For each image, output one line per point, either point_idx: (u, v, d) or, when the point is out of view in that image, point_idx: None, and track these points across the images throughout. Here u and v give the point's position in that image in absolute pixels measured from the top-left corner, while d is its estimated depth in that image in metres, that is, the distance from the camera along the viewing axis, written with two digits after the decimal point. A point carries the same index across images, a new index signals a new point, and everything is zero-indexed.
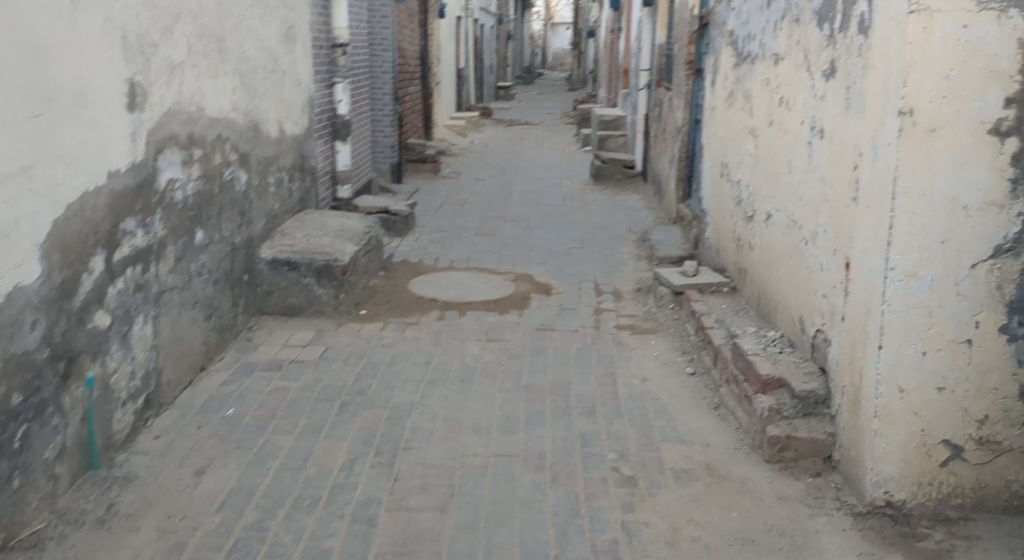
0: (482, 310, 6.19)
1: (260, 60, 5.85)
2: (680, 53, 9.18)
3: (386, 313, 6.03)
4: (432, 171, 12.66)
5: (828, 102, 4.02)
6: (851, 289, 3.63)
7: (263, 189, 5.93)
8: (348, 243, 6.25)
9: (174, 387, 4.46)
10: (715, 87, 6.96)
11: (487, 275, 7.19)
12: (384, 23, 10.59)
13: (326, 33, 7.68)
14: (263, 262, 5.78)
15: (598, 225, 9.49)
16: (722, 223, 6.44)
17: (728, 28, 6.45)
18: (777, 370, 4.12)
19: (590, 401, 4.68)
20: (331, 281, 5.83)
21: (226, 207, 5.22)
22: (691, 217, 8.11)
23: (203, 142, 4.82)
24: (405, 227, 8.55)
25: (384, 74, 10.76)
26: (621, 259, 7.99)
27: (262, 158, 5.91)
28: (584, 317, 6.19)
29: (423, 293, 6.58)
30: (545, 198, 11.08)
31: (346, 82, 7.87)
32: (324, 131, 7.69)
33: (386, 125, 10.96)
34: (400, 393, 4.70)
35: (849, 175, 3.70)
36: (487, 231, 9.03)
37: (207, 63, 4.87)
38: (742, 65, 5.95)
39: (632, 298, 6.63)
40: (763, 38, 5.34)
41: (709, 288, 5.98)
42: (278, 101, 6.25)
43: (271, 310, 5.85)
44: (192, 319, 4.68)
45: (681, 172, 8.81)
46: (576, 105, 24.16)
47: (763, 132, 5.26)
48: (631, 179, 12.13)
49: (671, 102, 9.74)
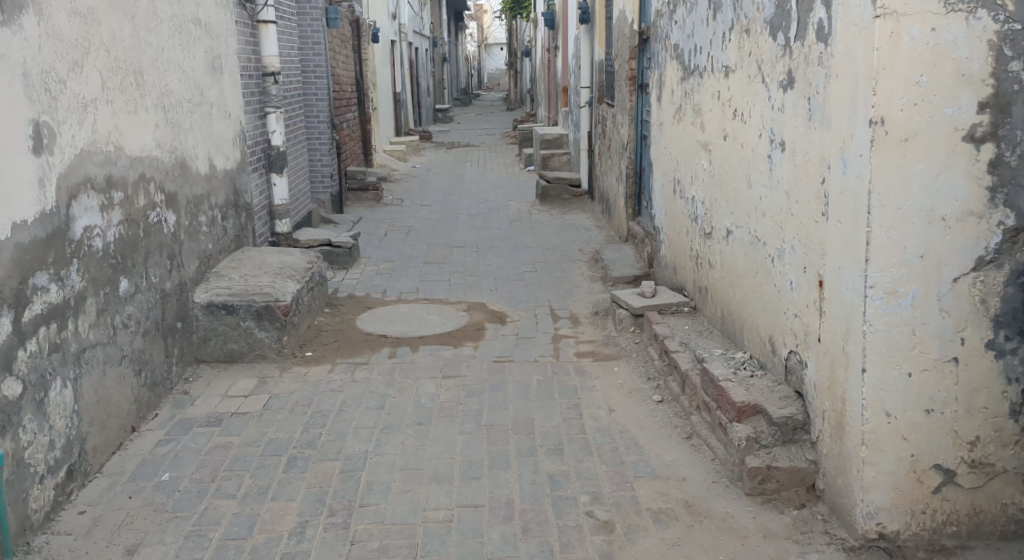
0: (435, 344, 5.90)
1: (185, 93, 5.50)
2: (621, 68, 9.04)
3: (334, 354, 5.69)
4: (374, 199, 12.33)
5: (789, 113, 3.83)
6: (827, 309, 3.44)
7: (195, 230, 5.57)
8: (289, 281, 5.90)
9: (101, 453, 4.08)
10: (661, 102, 6.80)
11: (438, 306, 6.89)
12: (317, 49, 10.26)
13: (255, 62, 7.34)
14: (198, 307, 5.40)
15: (548, 246, 9.27)
16: (677, 241, 6.26)
17: (672, 41, 6.29)
18: (752, 396, 3.89)
19: (555, 439, 4.41)
20: (272, 323, 5.48)
21: (154, 251, 4.86)
22: (643, 235, 7.94)
23: (125, 184, 4.47)
24: (349, 259, 8.21)
25: (319, 102, 10.42)
26: (574, 281, 7.77)
27: (191, 197, 5.54)
28: (542, 345, 5.93)
29: (372, 329, 6.27)
30: (491, 222, 10.83)
31: (280, 112, 7.53)
32: (258, 164, 7.34)
33: (323, 154, 10.62)
34: (352, 442, 4.38)
35: (817, 189, 3.51)
36: (435, 259, 8.74)
37: (124, 98, 4.52)
38: (689, 78, 5.79)
39: (589, 322, 6.40)
40: (711, 50, 5.18)
41: (669, 309, 5.79)
42: (206, 135, 5.90)
43: (209, 358, 5.47)
44: (119, 377, 4.30)
45: (630, 190, 8.67)
46: (516, 125, 24.08)
47: (717, 146, 5.09)
48: (578, 198, 11.96)
49: (615, 118, 9.59)
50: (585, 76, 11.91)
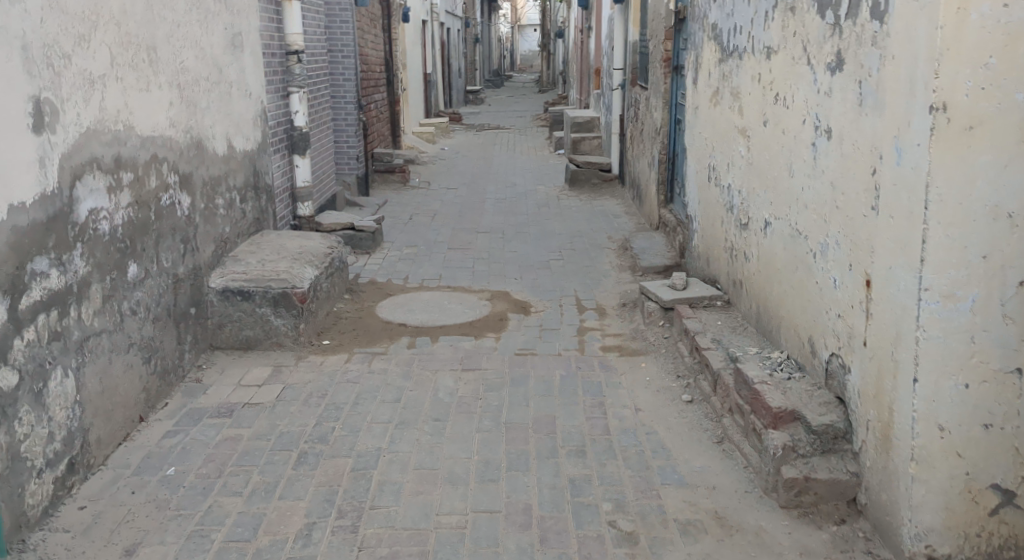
0: (456, 335, 5.70)
1: (202, 71, 5.31)
2: (655, 50, 8.74)
3: (351, 343, 5.51)
4: (401, 182, 12.13)
5: (838, 98, 3.55)
6: (875, 311, 3.18)
7: (211, 213, 5.39)
8: (307, 267, 5.72)
9: (106, 445, 3.93)
10: (697, 85, 6.51)
11: (461, 294, 6.69)
12: (345, 28, 10.05)
13: (278, 40, 7.14)
14: (213, 292, 5.22)
15: (576, 233, 9.03)
16: (711, 231, 6.00)
17: (710, 21, 5.99)
18: (789, 401, 3.65)
19: (578, 440, 4.19)
20: (289, 311, 5.29)
21: (166, 235, 4.67)
22: (675, 223, 7.67)
23: (136, 165, 4.29)
24: (372, 245, 8.04)
25: (346, 82, 10.22)
26: (602, 270, 7.53)
27: (208, 179, 5.36)
28: (567, 338, 5.70)
29: (391, 318, 6.07)
30: (518, 207, 10.59)
31: (303, 92, 7.34)
32: (280, 145, 7.16)
33: (349, 135, 10.44)
34: (366, 438, 4.19)
35: (866, 180, 3.25)
36: (460, 244, 8.54)
37: (135, 75, 4.33)
38: (728, 61, 5.50)
39: (617, 314, 6.17)
40: (752, 30, 4.89)
41: (701, 303, 5.54)
42: (225, 115, 5.72)
43: (223, 345, 5.30)
44: (127, 366, 4.14)
45: (662, 176, 8.39)
46: (547, 107, 23.78)
47: (757, 133, 4.81)
48: (609, 183, 11.68)
49: (648, 102, 9.29)
50: (618, 58, 11.58)
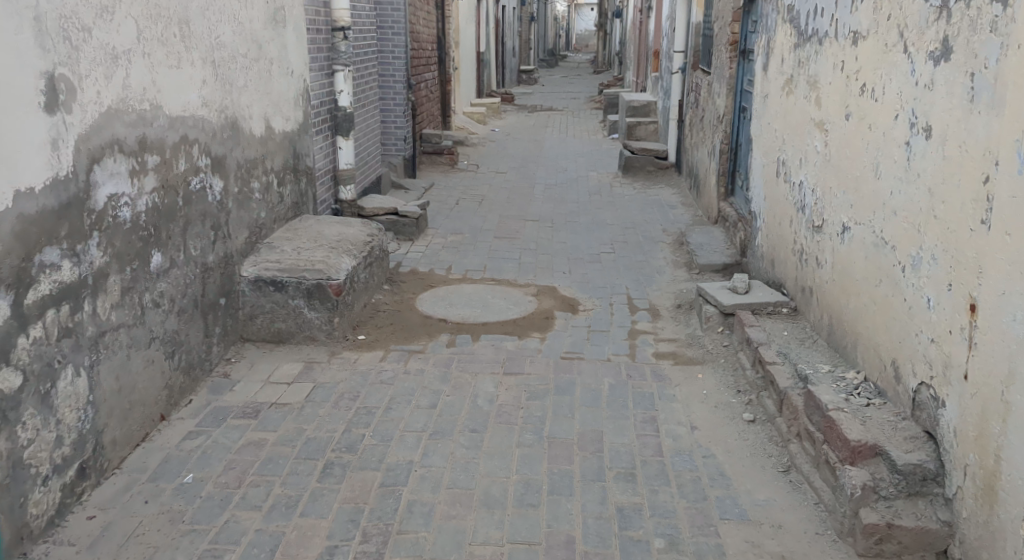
0: (499, 334, 5.38)
1: (240, 47, 5.01)
2: (721, 32, 8.26)
3: (389, 339, 5.21)
4: (448, 164, 11.86)
5: (944, 93, 3.12)
6: (981, 340, 2.78)
7: (246, 197, 5.12)
8: (346, 256, 5.42)
9: (121, 446, 3.66)
10: (768, 72, 6.05)
11: (505, 288, 6.35)
12: (396, 4, 9.67)
13: (324, 16, 6.83)
14: (245, 281, 4.94)
15: (629, 224, 8.63)
16: (777, 230, 5.57)
17: (787, 2, 5.52)
18: (870, 434, 3.27)
19: (629, 461, 3.82)
20: (323, 303, 5.00)
21: (196, 222, 4.35)
22: (735, 219, 7.24)
23: (164, 147, 4.00)
24: (415, 231, 7.73)
25: (395, 60, 9.89)
26: (656, 266, 7.13)
27: (243, 161, 5.08)
28: (617, 342, 5.33)
29: (432, 312, 5.77)
30: (569, 194, 10.21)
31: (349, 70, 7.03)
32: (323, 126, 6.88)
33: (397, 115, 10.13)
34: (398, 448, 3.88)
35: (976, 190, 2.84)
36: (507, 233, 8.20)
37: (167, 50, 4.03)
38: (806, 47, 5.04)
39: (671, 317, 5.78)
40: (838, 14, 4.44)
41: (765, 309, 5.13)
42: (264, 94, 5.43)
43: (255, 337, 5.03)
44: (149, 362, 3.86)
45: (722, 167, 7.95)
46: (602, 89, 23.31)
47: (838, 127, 4.37)
48: (664, 171, 11.23)
49: (711, 87, 8.83)
50: (679, 40, 11.09)
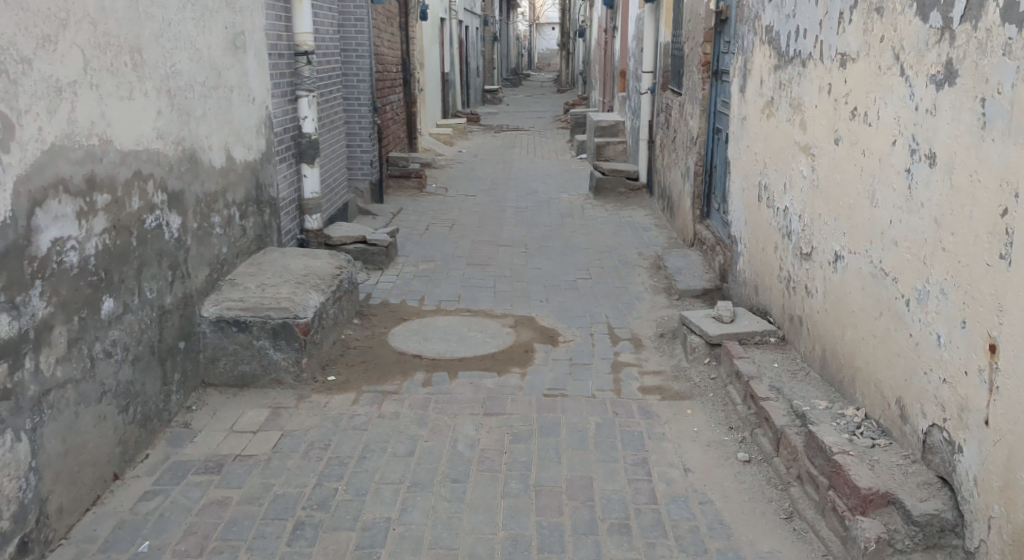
0: (477, 371, 5.13)
1: (197, 75, 4.74)
2: (692, 52, 8.13)
3: (361, 380, 4.93)
4: (416, 188, 11.60)
5: (949, 119, 3.00)
6: (1004, 383, 2.65)
7: (207, 232, 4.85)
8: (312, 291, 5.15)
9: (69, 513, 3.36)
10: (745, 93, 5.90)
11: (481, 320, 6.11)
12: (359, 25, 9.52)
13: (286, 39, 6.58)
14: (206, 322, 4.64)
15: (604, 248, 8.44)
16: (761, 256, 5.40)
17: (765, 22, 5.38)
18: (880, 481, 3.11)
19: (621, 511, 3.59)
20: (290, 344, 4.71)
21: (152, 262, 4.06)
22: (713, 242, 7.09)
23: (116, 184, 3.72)
24: (385, 260, 7.47)
25: (360, 83, 9.65)
26: (634, 292, 6.94)
27: (203, 195, 4.80)
28: (601, 375, 5.11)
29: (406, 348, 5.50)
30: (540, 217, 10.01)
31: (313, 95, 6.78)
32: (287, 153, 6.62)
33: (363, 139, 9.88)
34: (374, 503, 3.62)
35: (993, 223, 2.73)
36: (480, 259, 7.96)
37: (117, 80, 3.75)
38: (788, 68, 4.89)
39: (655, 347, 5.58)
40: (823, 35, 4.28)
41: (752, 338, 4.94)
42: (224, 123, 5.16)
43: (217, 382, 4.73)
44: (100, 418, 3.56)
45: (697, 189, 7.81)
46: (567, 108, 23.24)
47: (827, 151, 4.21)
48: (635, 192, 11.09)
49: (682, 108, 8.69)
50: (646, 60, 10.98)
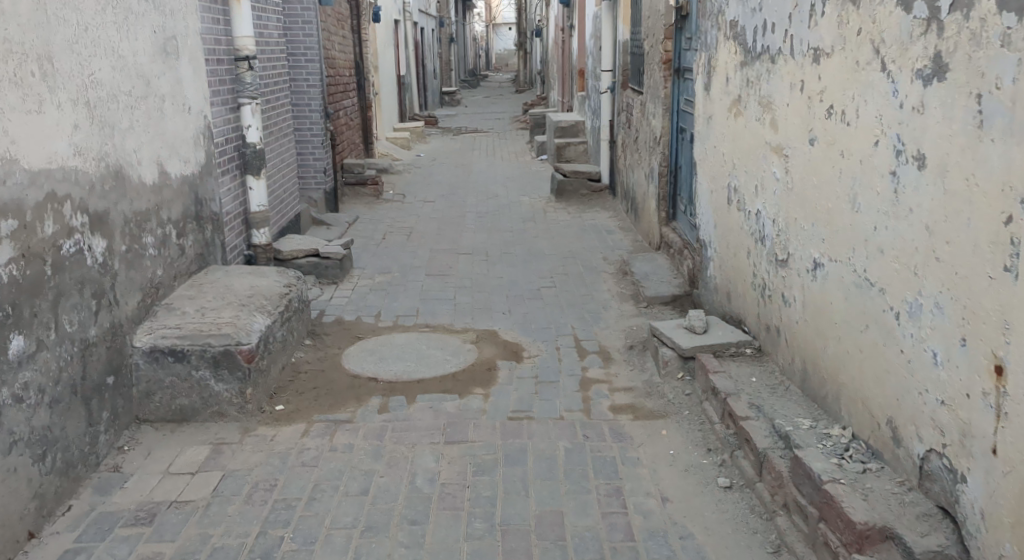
0: (436, 393, 4.81)
1: (122, 84, 4.37)
2: (652, 50, 7.89)
3: (312, 408, 4.59)
4: (373, 195, 11.25)
5: (939, 117, 2.75)
6: (1013, 410, 2.41)
7: (138, 254, 4.47)
8: (258, 313, 4.79)
9: None
10: (710, 91, 5.65)
11: (442, 336, 5.78)
12: (307, 28, 9.12)
13: (226, 44, 6.21)
14: (139, 353, 4.28)
15: (568, 253, 8.17)
16: (734, 261, 5.15)
17: (729, 17, 5.12)
18: (875, 513, 2.86)
19: (593, 551, 3.31)
20: (233, 373, 4.36)
21: (72, 292, 3.70)
22: (681, 246, 6.85)
23: (24, 209, 3.35)
24: (339, 273, 7.13)
25: (310, 89, 9.28)
26: (601, 300, 6.67)
27: (132, 214, 4.42)
28: (568, 394, 4.82)
29: (361, 370, 5.15)
30: (501, 222, 9.71)
31: (256, 103, 6.40)
32: (230, 165, 6.24)
33: (315, 146, 9.50)
34: (324, 553, 3.31)
35: (995, 231, 2.49)
36: (439, 269, 7.65)
37: (22, 92, 3.39)
38: (756, 64, 4.63)
39: (624, 360, 5.31)
40: (793, 29, 4.03)
41: (727, 350, 4.68)
42: (156, 135, 4.78)
43: (154, 418, 4.36)
44: (9, 472, 3.21)
45: (663, 191, 7.58)
46: (526, 108, 23.00)
47: (802, 152, 3.96)
48: (598, 193, 10.84)
49: (644, 107, 8.45)
50: (605, 58, 10.73)
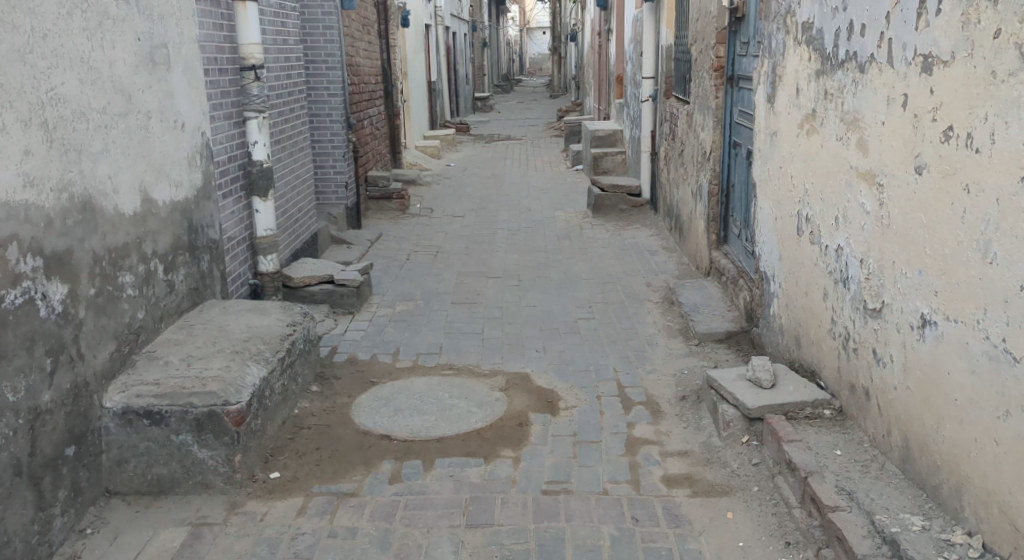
0: (459, 458, 4.13)
1: (96, 101, 3.78)
2: (701, 55, 7.17)
3: (313, 477, 3.95)
4: (399, 209, 10.62)
5: None
6: None
7: (114, 297, 3.84)
8: (253, 363, 4.15)
9: None
10: (774, 102, 4.92)
11: (466, 381, 5.10)
12: (328, 34, 8.52)
13: (229, 52, 5.60)
14: (109, 415, 3.65)
15: (607, 278, 7.47)
16: (806, 301, 4.42)
17: (802, 18, 4.40)
18: None
19: None
20: (219, 439, 3.72)
21: (15, 353, 3.10)
22: (736, 274, 6.13)
23: None
24: (356, 302, 6.48)
25: (330, 98, 8.67)
26: (645, 335, 5.97)
27: (106, 250, 3.80)
28: (613, 459, 4.12)
29: (372, 425, 4.50)
30: (534, 240, 9.04)
31: (264, 116, 5.78)
32: (234, 186, 5.63)
33: (335, 159, 8.88)
34: None
35: None
36: (466, 296, 7.00)
37: None
38: (837, 74, 3.91)
39: (676, 415, 4.60)
40: (894, 31, 3.31)
41: (801, 412, 3.96)
42: (138, 158, 4.17)
43: (126, 490, 3.72)
44: None
45: (713, 211, 6.86)
46: (560, 115, 22.33)
47: (905, 182, 3.23)
48: (638, 209, 10.08)
49: (691, 117, 7.72)
50: (646, 65, 10.01)
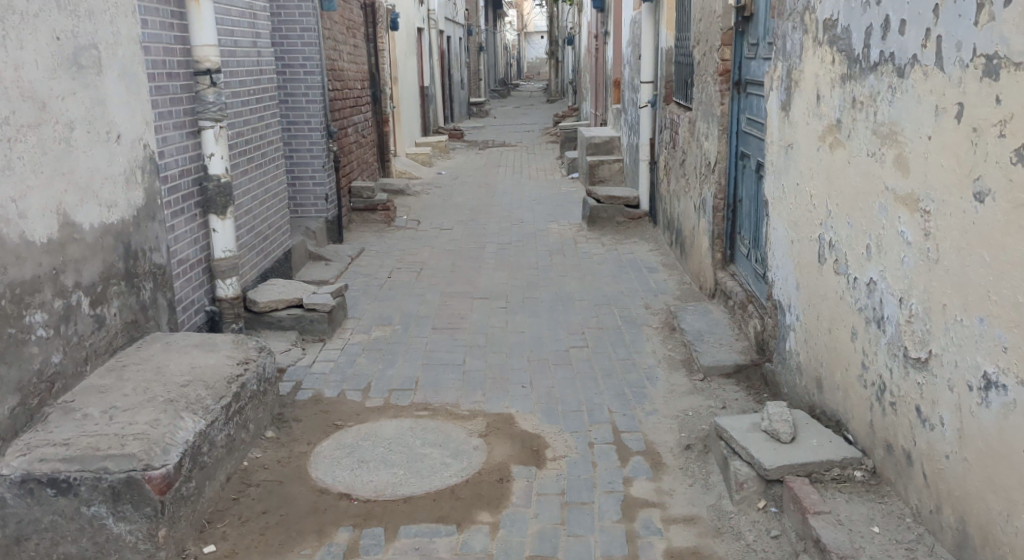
0: (426, 526, 3.55)
1: None
2: (705, 58, 6.60)
3: (256, 551, 3.39)
4: (384, 221, 10.04)
5: None
6: None
7: (18, 341, 3.32)
8: (189, 414, 3.56)
9: None
10: (791, 110, 4.34)
11: (443, 425, 4.51)
12: (306, 37, 7.93)
13: (181, 55, 5.01)
14: (6, 485, 3.10)
15: (603, 298, 6.89)
16: (829, 340, 3.84)
17: (824, 13, 3.83)
18: None
19: None
20: (139, 510, 3.14)
21: None
22: (744, 299, 5.56)
23: None
24: (328, 328, 5.90)
25: (308, 104, 8.09)
26: (645, 366, 5.39)
27: (6, 285, 3.26)
28: (606, 527, 3.54)
29: (332, 480, 3.93)
30: (526, 255, 8.46)
31: (221, 125, 5.19)
32: (187, 202, 5.05)
33: (314, 169, 8.30)
34: None
35: None
36: (450, 319, 6.42)
37: None
38: (870, 78, 3.34)
39: (681, 468, 4.02)
40: (947, 27, 2.74)
41: (827, 474, 3.39)
42: (56, 176, 3.60)
43: None
44: None
45: (718, 228, 6.29)
46: (558, 120, 21.77)
47: (964, 211, 2.66)
48: (635, 221, 9.51)
49: (693, 125, 7.15)
50: (645, 69, 9.43)
